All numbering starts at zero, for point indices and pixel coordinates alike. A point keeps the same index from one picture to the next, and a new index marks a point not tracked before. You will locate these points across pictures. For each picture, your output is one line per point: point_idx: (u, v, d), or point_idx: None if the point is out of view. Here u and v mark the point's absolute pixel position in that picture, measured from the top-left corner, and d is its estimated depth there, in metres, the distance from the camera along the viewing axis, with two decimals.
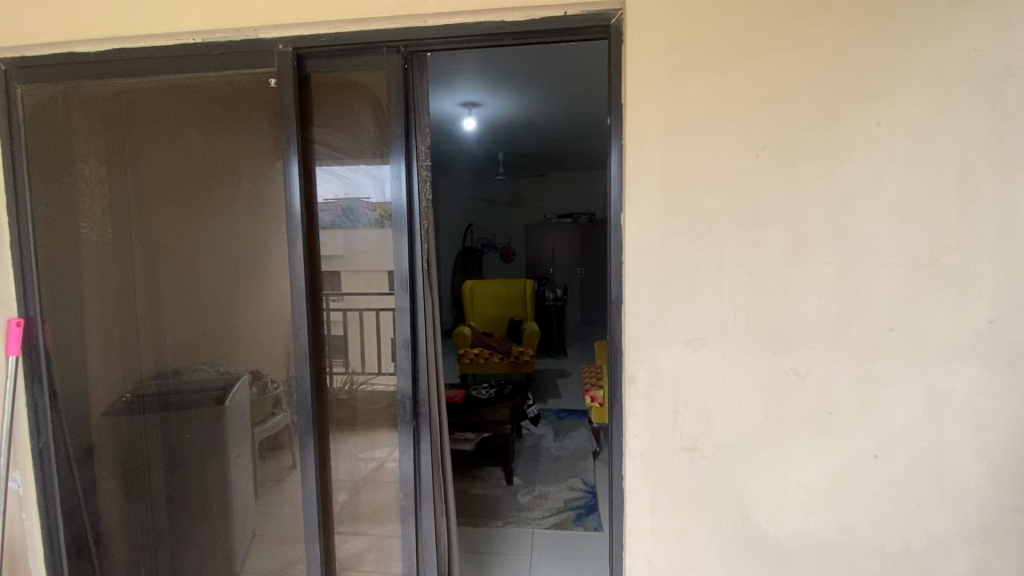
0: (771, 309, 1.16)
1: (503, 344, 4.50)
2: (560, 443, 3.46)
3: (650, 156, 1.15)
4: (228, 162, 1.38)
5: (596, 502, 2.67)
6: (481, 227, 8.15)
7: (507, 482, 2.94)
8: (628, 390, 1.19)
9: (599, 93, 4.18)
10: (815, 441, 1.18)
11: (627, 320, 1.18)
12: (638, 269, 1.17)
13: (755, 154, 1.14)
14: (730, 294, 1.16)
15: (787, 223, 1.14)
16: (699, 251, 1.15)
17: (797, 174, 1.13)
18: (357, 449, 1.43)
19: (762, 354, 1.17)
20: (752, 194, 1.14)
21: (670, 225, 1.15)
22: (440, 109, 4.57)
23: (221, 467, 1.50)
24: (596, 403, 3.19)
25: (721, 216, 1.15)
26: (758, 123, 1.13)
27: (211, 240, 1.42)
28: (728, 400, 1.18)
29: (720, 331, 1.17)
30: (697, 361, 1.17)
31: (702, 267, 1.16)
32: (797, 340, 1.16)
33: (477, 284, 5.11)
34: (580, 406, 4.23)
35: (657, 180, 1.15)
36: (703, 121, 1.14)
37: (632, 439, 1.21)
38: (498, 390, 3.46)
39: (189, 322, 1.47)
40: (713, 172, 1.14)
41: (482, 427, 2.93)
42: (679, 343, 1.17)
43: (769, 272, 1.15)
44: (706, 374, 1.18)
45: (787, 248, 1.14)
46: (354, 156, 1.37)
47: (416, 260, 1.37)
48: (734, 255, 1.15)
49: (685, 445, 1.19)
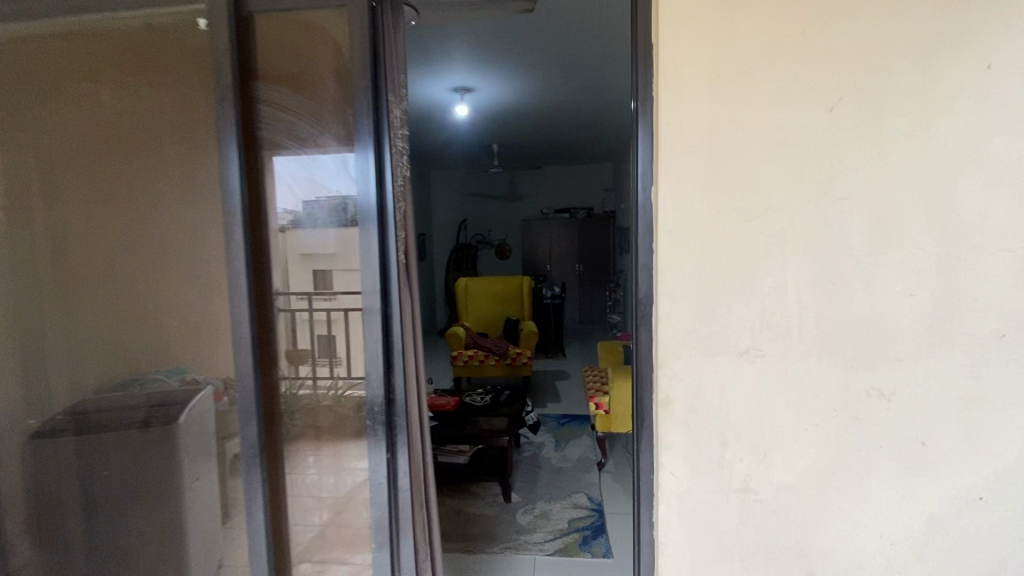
0: (848, 311, 0.88)
1: (498, 347, 4.21)
2: (561, 454, 3.19)
3: (690, 110, 0.87)
4: (152, 128, 1.10)
5: (604, 523, 2.40)
6: (475, 223, 7.91)
7: (507, 499, 2.64)
8: (661, 416, 0.92)
9: (598, 76, 3.91)
10: (904, 481, 0.91)
11: (660, 325, 0.91)
12: (675, 260, 0.89)
13: (826, 109, 0.86)
14: (795, 292, 0.89)
15: (869, 198, 0.87)
16: (749, 236, 0.88)
17: (881, 134, 0.86)
18: (320, 483, 1.17)
19: (835, 370, 0.89)
20: (823, 160, 0.87)
21: (716, 201, 0.88)
22: (430, 96, 4.30)
23: (153, 507, 1.23)
24: (601, 410, 2.90)
25: (784, 188, 0.87)
26: (831, 67, 0.86)
27: (134, 226, 1.14)
28: (791, 428, 0.91)
29: (782, 340, 0.90)
30: (751, 379, 0.91)
31: (757, 256, 0.88)
32: (882, 351, 0.89)
33: (471, 282, 4.85)
34: (581, 411, 3.95)
35: (698, 143, 0.88)
36: (757, 64, 0.86)
37: (666, 478, 0.94)
38: (495, 396, 3.20)
39: (110, 329, 1.18)
40: (772, 132, 0.87)
41: (474, 440, 2.65)
42: (728, 356, 0.90)
43: (845, 263, 0.88)
44: (763, 395, 0.91)
45: (869, 230, 0.87)
46: (311, 119, 1.10)
47: (388, 249, 1.10)
48: (802, 239, 0.88)
49: (736, 485, 0.93)
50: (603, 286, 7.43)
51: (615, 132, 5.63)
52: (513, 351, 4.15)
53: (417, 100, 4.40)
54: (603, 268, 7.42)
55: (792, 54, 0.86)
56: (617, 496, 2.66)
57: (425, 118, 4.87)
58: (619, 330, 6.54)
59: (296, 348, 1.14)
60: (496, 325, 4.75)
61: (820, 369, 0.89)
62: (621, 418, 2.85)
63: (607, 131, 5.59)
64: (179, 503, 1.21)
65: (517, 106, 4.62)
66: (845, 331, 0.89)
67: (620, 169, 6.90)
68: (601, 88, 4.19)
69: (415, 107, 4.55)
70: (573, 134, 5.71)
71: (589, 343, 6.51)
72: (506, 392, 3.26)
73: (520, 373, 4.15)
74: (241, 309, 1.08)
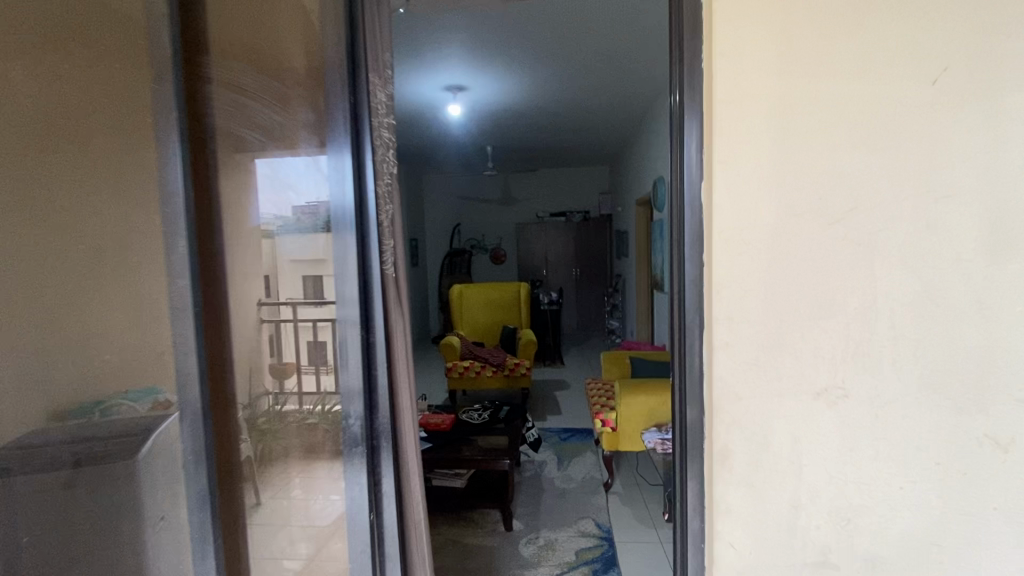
0: (954, 338, 0.69)
1: (495, 357, 4.01)
2: (565, 473, 2.98)
3: (755, 82, 0.68)
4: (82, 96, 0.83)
5: (615, 555, 2.20)
6: (469, 227, 7.75)
7: (507, 528, 2.42)
8: (717, 470, 0.73)
9: (597, 74, 3.76)
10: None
11: (718, 355, 0.71)
12: (734, 274, 0.70)
13: (932, 81, 0.67)
14: (888, 314, 0.70)
15: (983, 193, 0.68)
16: (837, 252, 0.69)
17: (1000, 112, 0.67)
18: (297, 520, 1.04)
19: (939, 411, 0.70)
20: (925, 145, 0.68)
21: (787, 200, 0.69)
22: (421, 94, 4.13)
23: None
24: (607, 427, 2.69)
25: (874, 181, 0.69)
26: (937, 28, 0.67)
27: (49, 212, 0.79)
28: (881, 485, 0.72)
29: (871, 375, 0.71)
30: (832, 423, 0.71)
31: (838, 268, 0.70)
32: (998, 388, 0.70)
33: (466, 289, 4.64)
34: (583, 424, 3.76)
35: (767, 125, 0.69)
36: (840, 22, 0.68)
37: (724, 549, 0.74)
38: (492, 412, 2.98)
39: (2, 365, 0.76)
40: (861, 110, 0.68)
41: (468, 463, 2.44)
42: (803, 394, 0.71)
43: (950, 278, 0.69)
44: (846, 442, 0.72)
45: (982, 235, 0.68)
46: (277, 105, 0.96)
47: (372, 255, 0.92)
48: (897, 248, 0.69)
49: (814, 558, 0.73)
50: (600, 291, 7.25)
51: (612, 133, 5.48)
52: (511, 362, 3.95)
53: (408, 99, 4.23)
54: (600, 273, 7.24)
55: (887, 20, 0.67)
56: (627, 522, 2.47)
57: (417, 119, 4.70)
58: (619, 336, 6.36)
59: (275, 364, 1.01)
60: (493, 334, 4.54)
61: (921, 418, 0.71)
62: (628, 436, 2.64)
63: (604, 132, 5.44)
64: (141, 562, 0.92)
65: (513, 106, 4.46)
66: (954, 363, 0.70)
67: (617, 172, 6.75)
68: (600, 87, 4.03)
69: (407, 106, 4.37)
70: (569, 135, 5.54)
71: (588, 351, 6.32)
72: (504, 408, 3.04)
73: (518, 385, 3.96)
74: (186, 333, 0.92)
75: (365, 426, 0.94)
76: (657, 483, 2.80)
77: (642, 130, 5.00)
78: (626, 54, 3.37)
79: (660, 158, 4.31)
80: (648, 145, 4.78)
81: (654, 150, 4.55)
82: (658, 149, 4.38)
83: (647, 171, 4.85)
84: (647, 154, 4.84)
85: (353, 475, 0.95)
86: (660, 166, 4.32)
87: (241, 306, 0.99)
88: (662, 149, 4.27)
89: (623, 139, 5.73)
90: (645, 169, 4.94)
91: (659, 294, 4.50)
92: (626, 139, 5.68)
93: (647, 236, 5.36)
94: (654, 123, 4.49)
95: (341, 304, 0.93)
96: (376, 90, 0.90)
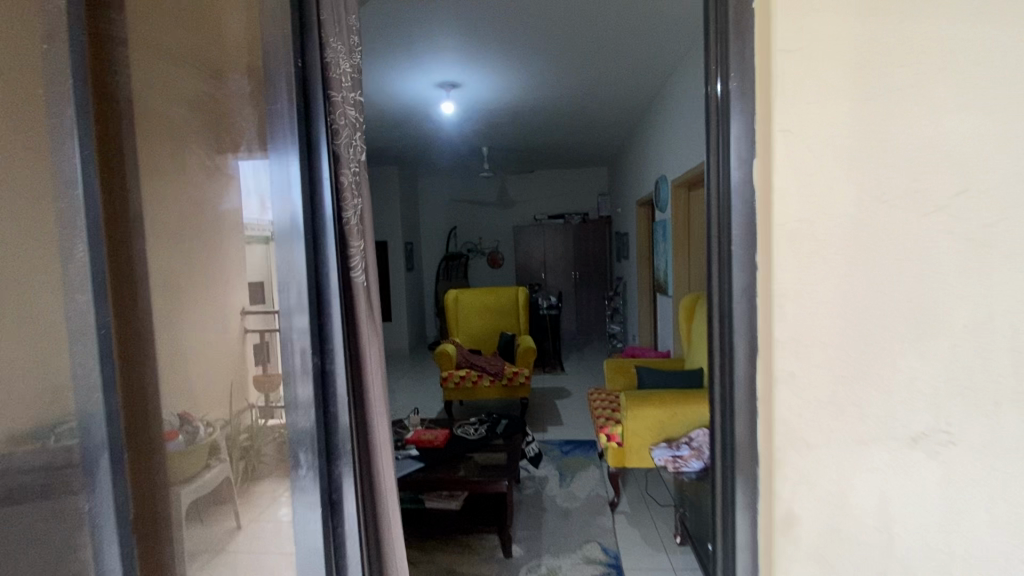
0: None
1: (493, 366, 3.83)
2: (567, 491, 2.80)
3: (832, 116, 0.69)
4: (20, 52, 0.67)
5: None
6: (465, 230, 7.58)
7: (507, 554, 2.23)
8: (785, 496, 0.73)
9: (596, 70, 3.60)
10: None
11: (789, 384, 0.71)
12: (805, 306, 0.71)
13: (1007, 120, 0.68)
14: (964, 344, 0.70)
15: None
16: (919, 273, 0.70)
17: None
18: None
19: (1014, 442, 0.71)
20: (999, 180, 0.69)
21: (860, 232, 0.70)
22: (413, 92, 3.96)
23: None
24: (612, 442, 2.53)
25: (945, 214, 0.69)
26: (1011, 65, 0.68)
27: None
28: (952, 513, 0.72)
29: (944, 406, 0.71)
30: (906, 452, 0.71)
31: (915, 298, 0.70)
32: None
33: (463, 293, 4.44)
34: (585, 436, 3.58)
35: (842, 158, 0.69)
36: (917, 60, 0.69)
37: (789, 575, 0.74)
38: (490, 428, 2.79)
39: None
40: (938, 145, 0.69)
41: (462, 486, 2.24)
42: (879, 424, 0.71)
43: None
44: (918, 472, 0.72)
45: None
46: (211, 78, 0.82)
47: (322, 243, 0.81)
48: (972, 281, 0.70)
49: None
50: (600, 295, 7.08)
51: (611, 133, 5.33)
52: (509, 371, 3.77)
53: (399, 97, 4.06)
54: (600, 277, 7.08)
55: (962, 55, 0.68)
56: (635, 546, 2.29)
57: (409, 118, 4.53)
58: (619, 341, 6.18)
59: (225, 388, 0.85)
60: (490, 341, 4.35)
61: (993, 438, 0.71)
62: (635, 451, 2.47)
63: (603, 132, 5.29)
64: None
65: (509, 105, 4.30)
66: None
67: (616, 173, 6.59)
68: (598, 83, 3.87)
69: (398, 104, 4.20)
70: (567, 135, 5.37)
71: (588, 356, 6.14)
72: (502, 422, 2.84)
73: (517, 395, 3.78)
74: (89, 368, 0.70)
75: (315, 440, 0.82)
76: (666, 502, 2.62)
77: (642, 129, 4.85)
78: (626, 48, 3.22)
79: (662, 157, 4.15)
80: (648, 144, 4.63)
81: (654, 148, 4.40)
82: (660, 148, 4.22)
83: (648, 171, 4.69)
84: (647, 153, 4.68)
85: (302, 495, 0.84)
86: (662, 165, 4.16)
87: (220, 316, 0.84)
88: (663, 148, 4.12)
89: (622, 139, 5.58)
90: (645, 169, 4.79)
91: (662, 298, 4.34)
92: (625, 138, 5.53)
93: (648, 238, 5.20)
94: (655, 120, 4.34)
95: (286, 301, 0.80)
96: (331, 58, 0.81)
